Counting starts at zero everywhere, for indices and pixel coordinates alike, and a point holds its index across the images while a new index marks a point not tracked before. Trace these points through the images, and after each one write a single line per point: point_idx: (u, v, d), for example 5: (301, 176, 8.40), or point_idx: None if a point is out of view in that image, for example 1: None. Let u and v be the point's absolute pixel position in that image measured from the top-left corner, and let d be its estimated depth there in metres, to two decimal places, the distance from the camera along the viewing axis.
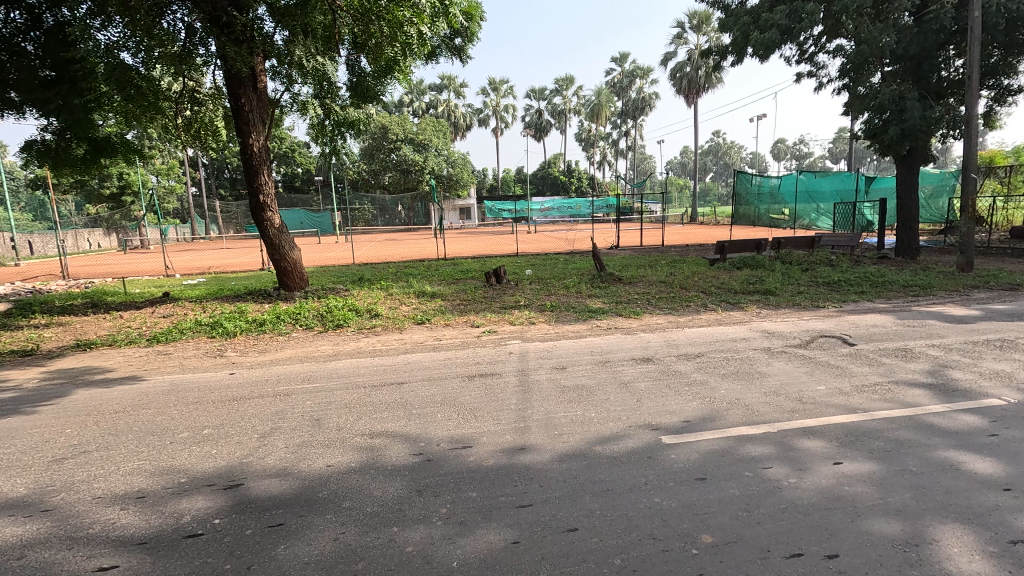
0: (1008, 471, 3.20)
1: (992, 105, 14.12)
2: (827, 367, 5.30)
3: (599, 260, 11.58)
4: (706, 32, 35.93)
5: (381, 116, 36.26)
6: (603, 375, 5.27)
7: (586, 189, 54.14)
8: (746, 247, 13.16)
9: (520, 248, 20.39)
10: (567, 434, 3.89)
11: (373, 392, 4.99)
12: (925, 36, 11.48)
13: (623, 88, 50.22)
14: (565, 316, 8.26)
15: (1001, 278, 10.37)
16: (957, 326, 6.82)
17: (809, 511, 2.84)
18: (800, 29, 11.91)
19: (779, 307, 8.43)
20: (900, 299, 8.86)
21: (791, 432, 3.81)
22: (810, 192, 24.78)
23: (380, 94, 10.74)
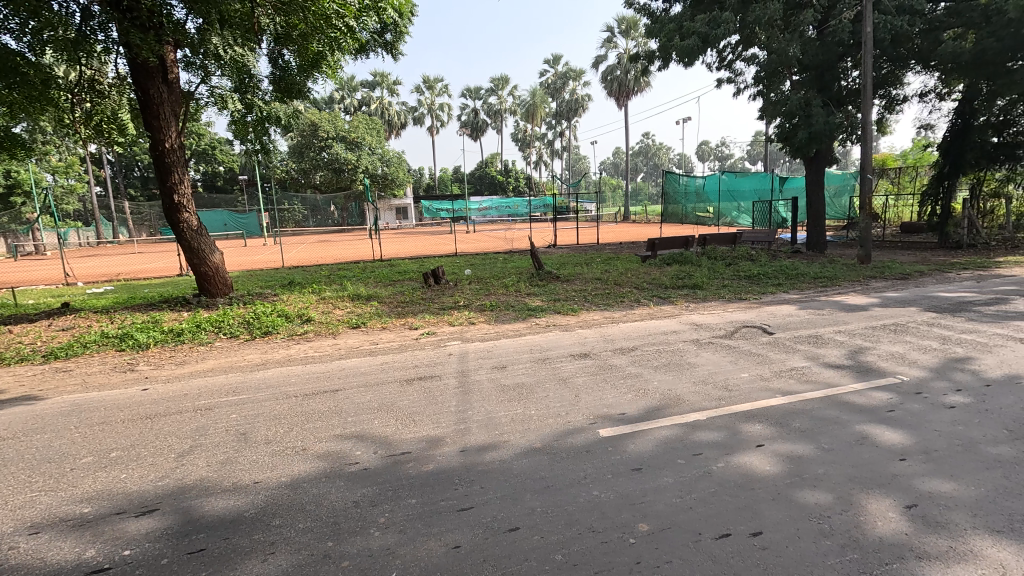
0: (905, 443, 3.54)
1: (884, 113, 15.65)
2: (749, 355, 5.66)
3: (536, 259, 11.70)
4: (634, 37, 37.32)
5: (310, 113, 34.78)
6: (542, 372, 5.33)
7: (523, 188, 54.67)
8: (675, 245, 13.80)
9: (458, 248, 20.20)
10: (508, 434, 3.88)
11: (304, 401, 4.75)
12: (827, 48, 12.51)
13: (557, 90, 51.20)
14: (505, 315, 8.27)
15: (893, 268, 11.54)
16: (859, 313, 7.51)
17: (735, 493, 3.00)
18: (717, 38, 12.61)
19: (706, 300, 8.91)
20: (811, 290, 9.63)
21: (720, 418, 4.02)
22: (731, 191, 26.33)
23: (306, 89, 10.26)
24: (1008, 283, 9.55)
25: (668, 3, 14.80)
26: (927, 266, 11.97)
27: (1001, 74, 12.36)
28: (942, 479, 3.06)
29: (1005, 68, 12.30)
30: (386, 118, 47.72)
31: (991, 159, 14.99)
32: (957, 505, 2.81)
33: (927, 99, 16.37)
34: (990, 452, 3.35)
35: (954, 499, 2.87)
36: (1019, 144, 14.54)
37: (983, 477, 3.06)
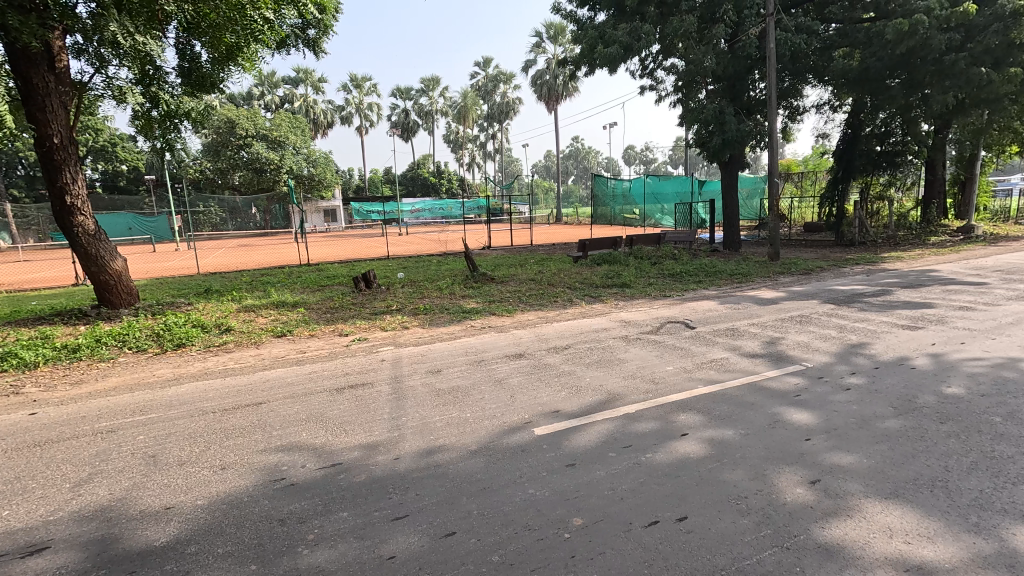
0: (810, 422, 3.87)
1: (788, 122, 17.06)
2: (674, 349, 5.96)
3: (470, 261, 11.66)
4: (562, 43, 38.23)
5: (226, 109, 32.62)
6: (477, 374, 5.33)
7: (457, 191, 54.32)
8: (605, 245, 14.26)
9: (391, 251, 19.75)
10: (444, 438, 3.84)
11: (223, 417, 4.44)
12: (737, 60, 13.44)
13: (488, 92, 51.44)
14: (440, 318, 8.17)
15: (798, 265, 12.62)
16: (769, 306, 8.14)
17: (662, 481, 3.14)
18: (639, 48, 13.19)
19: (634, 298, 9.30)
20: (728, 286, 10.31)
21: (647, 409, 4.20)
22: (656, 194, 27.60)
23: (220, 82, 9.67)
24: (891, 276, 10.74)
25: (593, 11, 15.29)
26: (826, 262, 13.19)
27: (882, 90, 13.83)
28: (841, 454, 3.38)
29: (885, 85, 13.81)
30: (311, 116, 45.72)
31: (875, 165, 16.86)
32: (854, 476, 3.11)
33: (822, 110, 18.06)
34: (880, 427, 3.74)
35: (852, 471, 3.17)
36: (898, 152, 16.44)
37: (874, 450, 3.41)
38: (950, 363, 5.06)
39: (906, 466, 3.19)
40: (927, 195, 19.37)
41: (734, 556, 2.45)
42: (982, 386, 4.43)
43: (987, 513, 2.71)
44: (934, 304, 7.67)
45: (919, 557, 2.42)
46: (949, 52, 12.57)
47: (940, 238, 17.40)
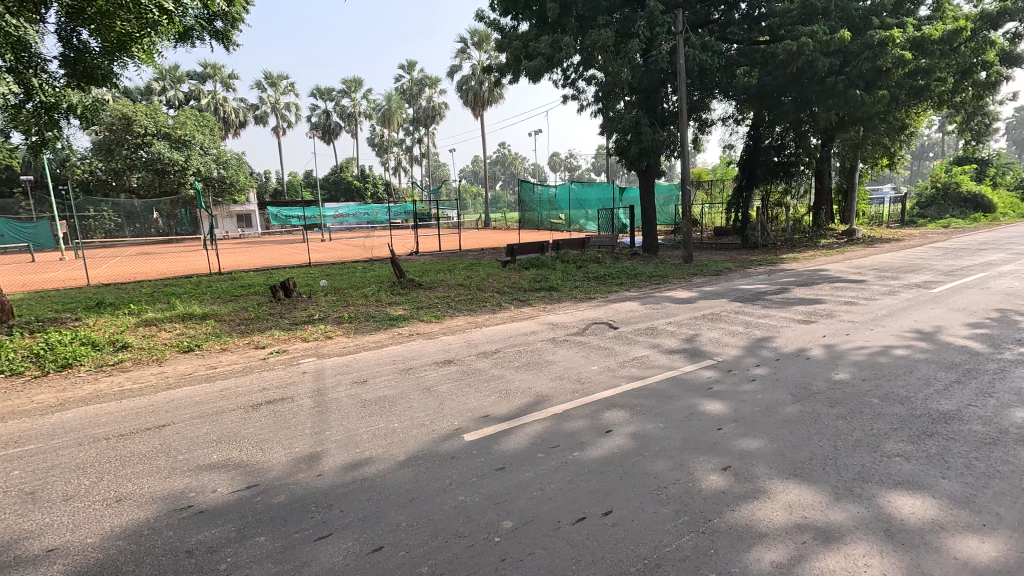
0: (723, 413, 4.14)
1: (698, 134, 18.27)
2: (599, 349, 6.17)
3: (397, 267, 11.39)
4: (486, 50, 38.50)
5: (120, 104, 29.74)
6: (405, 383, 5.21)
7: (383, 196, 52.91)
8: (532, 250, 14.51)
9: (312, 258, 18.87)
10: (371, 450, 3.72)
11: (119, 444, 4.01)
12: (651, 74, 14.20)
13: (413, 96, 50.66)
14: (365, 327, 7.90)
15: (710, 266, 13.53)
16: (686, 306, 8.67)
17: (588, 478, 3.23)
18: (560, 59, 13.55)
19: (560, 301, 9.51)
20: (648, 288, 10.85)
21: (574, 408, 4.32)
22: (580, 200, 28.48)
23: (113, 75, 8.83)
24: (789, 276, 11.81)
25: (516, 20, 15.51)
26: (734, 263, 14.26)
27: (777, 106, 15.32)
28: (749, 440, 3.66)
29: (779, 101, 15.34)
30: (221, 114, 42.71)
31: (774, 174, 18.40)
32: (759, 460, 3.37)
33: (727, 123, 19.54)
34: (781, 413, 4.09)
35: (758, 455, 3.44)
36: (791, 163, 18.20)
37: (776, 434, 3.72)
38: (838, 353, 5.66)
39: (802, 448, 3.51)
40: (816, 202, 21.50)
41: (656, 545, 2.57)
42: (864, 372, 4.98)
43: (869, 484, 3.05)
44: (824, 300, 8.53)
45: (813, 528, 2.67)
46: (831, 74, 14.05)
47: (828, 241, 19.39)
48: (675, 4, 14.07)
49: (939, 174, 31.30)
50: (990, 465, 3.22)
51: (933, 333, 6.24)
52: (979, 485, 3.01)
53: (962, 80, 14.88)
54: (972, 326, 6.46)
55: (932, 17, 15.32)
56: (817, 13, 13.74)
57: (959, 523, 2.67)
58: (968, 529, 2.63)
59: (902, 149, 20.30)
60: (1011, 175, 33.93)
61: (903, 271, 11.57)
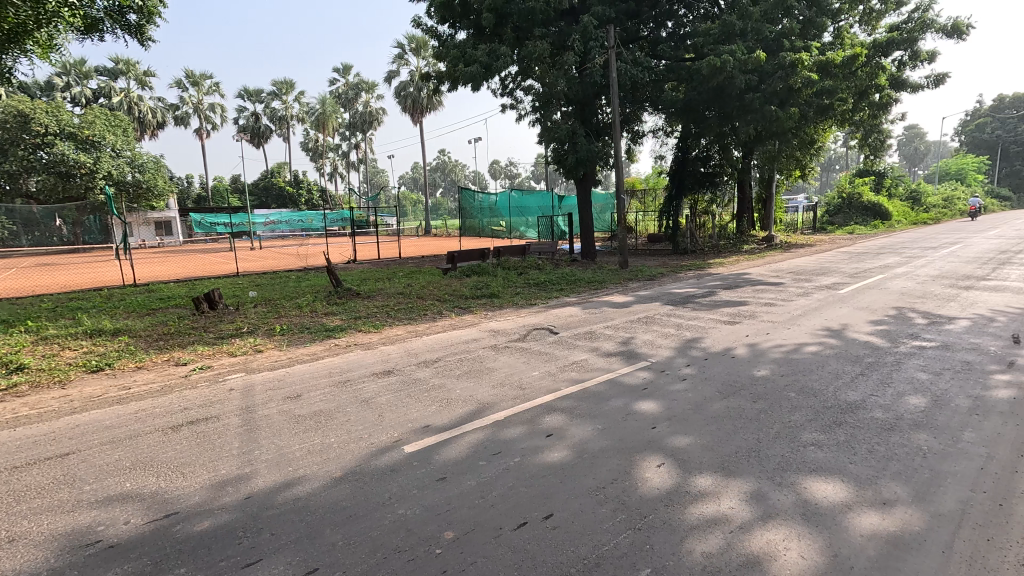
0: (658, 412, 4.31)
1: (631, 145, 19.02)
2: (540, 355, 6.25)
3: (333, 276, 11.01)
4: (425, 56, 38.21)
5: (16, 99, 26.98)
6: (341, 396, 5.03)
7: (319, 203, 51.05)
8: (472, 257, 14.51)
9: (241, 267, 17.86)
10: (304, 468, 3.55)
11: (13, 477, 3.60)
12: (586, 86, 14.58)
13: (349, 100, 49.30)
14: (299, 339, 7.56)
15: (645, 271, 14.09)
16: (622, 310, 8.97)
17: (530, 483, 3.25)
18: (497, 68, 13.69)
19: (501, 308, 9.56)
20: (586, 293, 11.14)
21: (516, 414, 4.35)
22: (520, 207, 28.79)
23: (8, 67, 8.05)
24: (716, 280, 12.52)
25: (453, 28, 15.54)
26: (667, 269, 14.92)
27: (702, 120, 16.30)
28: (680, 437, 3.82)
29: (703, 114, 16.40)
30: (136, 113, 39.61)
31: (701, 184, 19.47)
32: (691, 456, 3.53)
33: (657, 135, 20.48)
34: (711, 410, 4.31)
35: (689, 451, 3.60)
36: (717, 173, 19.33)
37: (705, 431, 3.92)
38: (760, 351, 6.05)
39: (729, 442, 3.72)
40: (739, 210, 22.95)
41: (595, 544, 2.63)
42: (783, 368, 5.35)
43: (787, 472, 3.28)
44: (747, 302, 9.11)
45: (739, 518, 2.82)
46: (750, 90, 15.08)
47: (751, 247, 20.73)
48: (607, 20, 14.54)
49: (844, 185, 34.25)
50: (889, 448, 3.56)
51: (841, 331, 6.82)
52: (881, 467, 3.31)
53: (861, 100, 16.43)
54: (874, 323, 7.12)
55: (834, 43, 16.88)
56: (736, 33, 14.69)
57: (864, 504, 2.92)
58: (871, 508, 2.88)
59: (813, 162, 22.08)
60: (903, 187, 37.79)
61: (815, 273, 12.57)
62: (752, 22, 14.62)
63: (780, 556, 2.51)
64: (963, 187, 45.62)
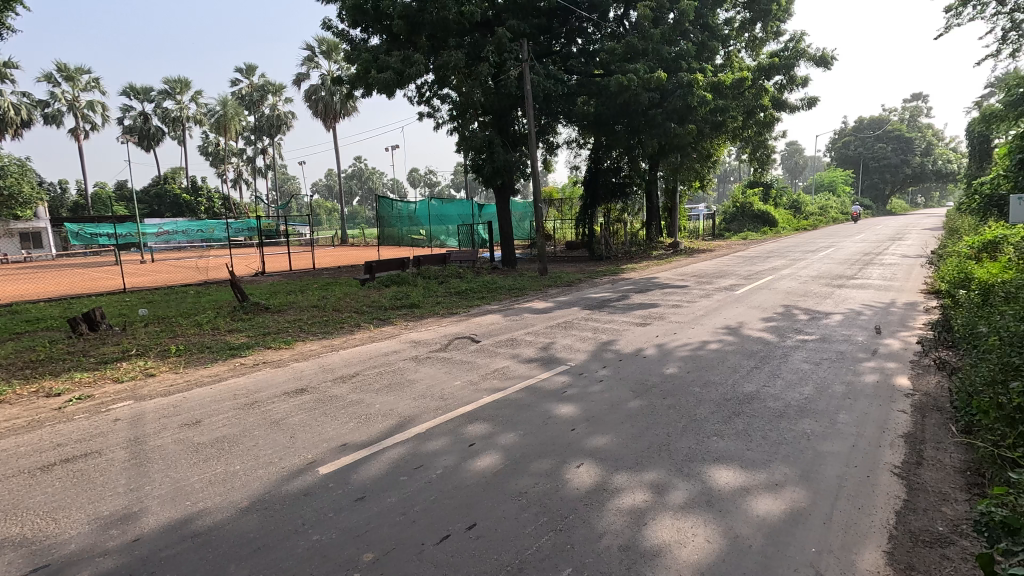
0: (578, 414, 4.45)
1: (546, 155, 19.57)
2: (461, 364, 6.22)
3: (238, 289, 10.25)
4: (336, 60, 36.95)
5: None
6: (248, 419, 4.68)
7: (221, 211, 47.39)
8: (391, 267, 14.18)
9: (128, 283, 16.08)
10: (205, 501, 3.26)
11: None
12: (502, 97, 14.78)
13: (254, 103, 46.47)
14: (198, 359, 6.94)
15: (563, 278, 14.53)
16: (542, 315, 9.18)
17: (453, 494, 3.22)
18: (411, 75, 13.54)
19: (422, 318, 9.43)
20: (507, 300, 11.30)
21: (438, 426, 4.29)
22: (440, 216, 28.30)
23: None
24: (629, 284, 13.20)
25: (366, 33, 15.17)
26: (584, 275, 15.49)
27: (611, 132, 17.14)
28: (598, 437, 3.97)
29: (613, 128, 17.23)
30: None
31: (613, 193, 20.46)
32: (608, 454, 3.68)
33: (571, 146, 21.25)
34: (626, 409, 4.51)
35: (606, 450, 3.74)
36: (626, 184, 20.55)
37: (621, 429, 4.10)
38: (669, 350, 6.45)
39: (642, 438, 3.92)
40: (647, 218, 23.81)
41: (518, 549, 2.66)
42: (689, 366, 5.75)
43: (694, 463, 3.52)
44: (657, 304, 9.68)
45: (652, 510, 2.97)
46: (654, 106, 16.09)
47: (659, 253, 21.98)
48: (521, 34, 14.86)
49: (738, 195, 37.47)
50: (779, 434, 3.93)
51: (738, 328, 7.47)
52: (773, 452, 3.65)
53: (748, 118, 18.17)
54: (765, 320, 7.86)
55: (725, 65, 18.51)
56: (639, 53, 15.59)
57: (760, 487, 3.20)
58: (766, 490, 3.17)
59: (710, 174, 23.93)
60: (785, 197, 42.15)
61: (715, 276, 13.64)
62: (653, 43, 15.61)
63: (688, 542, 2.69)
64: (834, 197, 51.77)
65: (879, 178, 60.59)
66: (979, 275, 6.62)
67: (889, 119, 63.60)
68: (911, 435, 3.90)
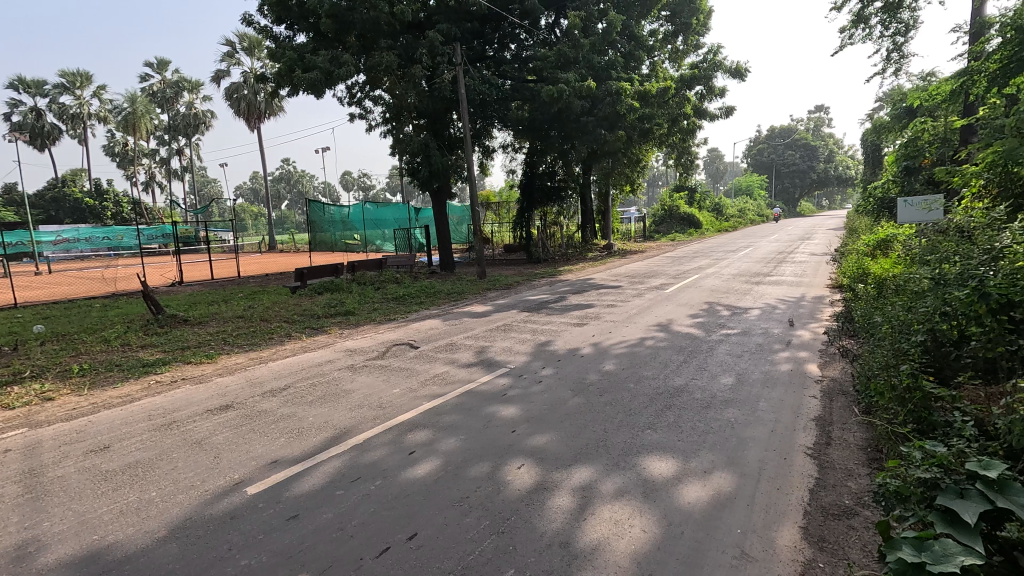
0: (519, 415, 4.48)
1: (483, 159, 19.61)
2: (400, 371, 6.09)
3: (153, 301, 9.48)
4: (259, 57, 35.17)
5: None
6: (165, 441, 4.33)
7: (131, 217, 43.60)
8: (324, 273, 13.68)
9: (20, 297, 14.43)
10: (116, 532, 2.98)
11: None
12: (436, 100, 14.64)
13: (167, 100, 43.28)
14: (106, 379, 6.34)
15: (502, 281, 14.62)
16: (482, 319, 9.18)
17: (392, 505, 3.14)
18: (340, 76, 13.13)
19: (357, 325, 9.15)
20: (446, 305, 11.21)
21: (377, 435, 4.18)
22: (376, 220, 27.67)
23: None
24: (566, 285, 13.50)
25: (291, 30, 14.56)
26: (522, 277, 15.66)
27: (545, 137, 17.49)
28: (538, 437, 4.03)
29: (547, 134, 17.59)
30: None
31: (549, 197, 20.79)
32: (548, 454, 3.73)
33: (506, 150, 21.42)
34: (565, 408, 4.60)
35: (546, 450, 3.80)
36: (562, 188, 20.86)
37: (561, 428, 4.17)
38: (606, 348, 6.66)
39: (580, 435, 4.01)
40: (582, 221, 24.42)
41: (461, 556, 2.64)
42: (624, 362, 5.96)
43: (629, 456, 3.64)
44: (592, 304, 9.96)
45: (589, 506, 3.04)
46: (585, 115, 16.90)
47: (594, 254, 22.64)
48: (453, 38, 14.81)
49: (665, 199, 39.30)
50: (707, 424, 4.16)
51: (668, 325, 7.84)
52: (701, 441, 3.85)
53: (673, 126, 19.17)
54: (692, 317, 8.31)
55: (651, 75, 19.40)
56: (570, 61, 15.99)
57: (691, 476, 3.36)
58: (696, 478, 3.33)
59: (640, 178, 24.93)
60: (708, 201, 44.72)
61: (647, 276, 14.24)
62: (583, 52, 16.08)
63: (624, 533, 2.78)
64: (752, 200, 55.56)
65: (789, 183, 65.76)
66: (874, 269, 7.35)
67: (796, 129, 69.21)
68: (821, 418, 4.25)
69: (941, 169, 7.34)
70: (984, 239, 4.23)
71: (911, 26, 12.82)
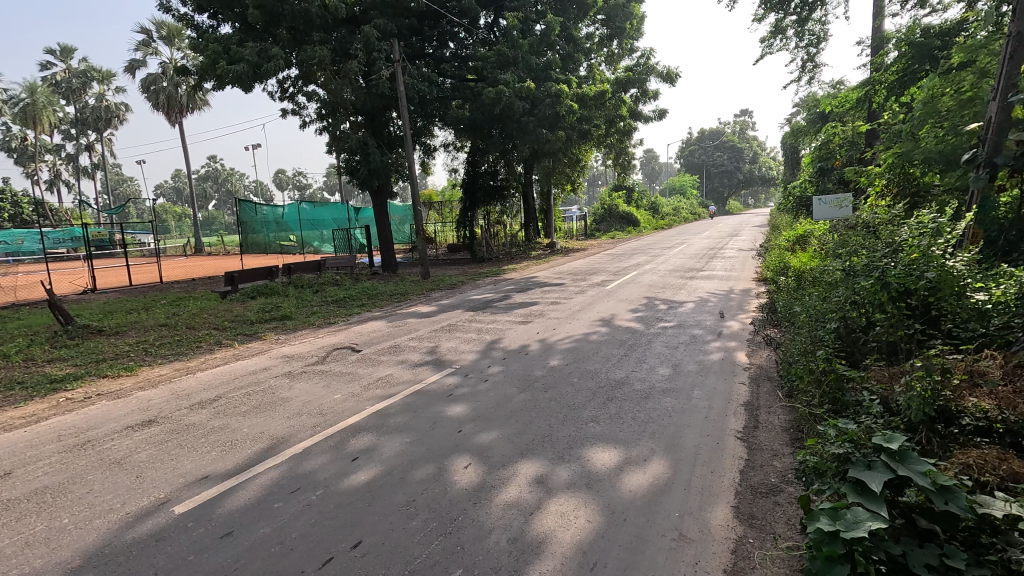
0: (466, 414, 4.46)
1: (424, 158, 19.33)
2: (341, 376, 5.90)
3: (61, 311, 8.65)
4: (180, 47, 32.87)
5: None
6: (79, 462, 3.97)
7: (33, 219, 39.51)
8: (257, 276, 13.00)
9: None
10: (20, 567, 2.70)
11: None
12: (373, 98, 14.22)
13: (73, 90, 39.57)
14: (4, 399, 5.71)
15: (445, 281, 14.48)
16: (426, 320, 9.06)
17: (335, 514, 3.04)
18: (269, 70, 12.50)
19: (294, 330, 8.77)
20: (388, 306, 10.97)
21: (317, 443, 4.03)
22: (313, 221, 26.63)
23: None
24: (510, 284, 13.58)
25: (214, 19, 13.69)
26: (466, 277, 15.58)
27: (486, 137, 17.47)
28: (485, 434, 4.03)
29: (488, 134, 17.55)
30: None
31: (491, 197, 20.78)
32: (495, 451, 3.74)
33: (448, 149, 21.23)
34: (511, 405, 4.62)
35: (493, 447, 3.81)
36: (504, 187, 20.99)
37: (507, 425, 4.20)
38: (550, 344, 6.77)
39: (525, 431, 4.05)
40: (526, 220, 24.61)
41: (408, 560, 2.60)
42: (569, 358, 6.07)
43: (573, 449, 3.72)
44: (537, 302, 10.09)
45: (536, 501, 3.07)
46: (526, 114, 16.62)
47: (537, 253, 22.88)
48: (389, 34, 14.50)
49: (605, 198, 40.37)
50: (647, 414, 4.32)
51: (610, 320, 8.08)
52: (642, 431, 4.00)
53: (610, 126, 19.73)
54: (632, 311, 8.60)
55: (588, 77, 19.86)
56: (509, 62, 16.11)
57: (632, 464, 3.48)
58: (637, 466, 3.46)
59: (580, 178, 25.45)
60: (645, 200, 46.40)
61: (588, 273, 14.58)
62: (522, 52, 16.22)
63: (571, 524, 2.84)
64: (685, 199, 58.16)
65: (719, 182, 69.35)
66: (794, 263, 7.91)
67: (724, 131, 73.20)
68: (750, 403, 4.54)
69: (850, 169, 8.03)
70: (886, 234, 4.62)
71: (822, 38, 13.89)
